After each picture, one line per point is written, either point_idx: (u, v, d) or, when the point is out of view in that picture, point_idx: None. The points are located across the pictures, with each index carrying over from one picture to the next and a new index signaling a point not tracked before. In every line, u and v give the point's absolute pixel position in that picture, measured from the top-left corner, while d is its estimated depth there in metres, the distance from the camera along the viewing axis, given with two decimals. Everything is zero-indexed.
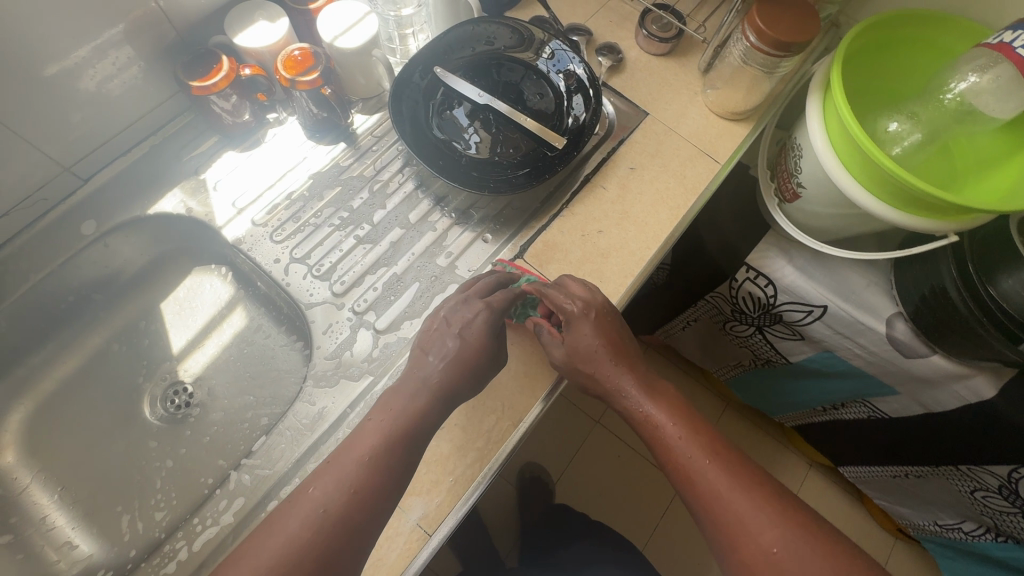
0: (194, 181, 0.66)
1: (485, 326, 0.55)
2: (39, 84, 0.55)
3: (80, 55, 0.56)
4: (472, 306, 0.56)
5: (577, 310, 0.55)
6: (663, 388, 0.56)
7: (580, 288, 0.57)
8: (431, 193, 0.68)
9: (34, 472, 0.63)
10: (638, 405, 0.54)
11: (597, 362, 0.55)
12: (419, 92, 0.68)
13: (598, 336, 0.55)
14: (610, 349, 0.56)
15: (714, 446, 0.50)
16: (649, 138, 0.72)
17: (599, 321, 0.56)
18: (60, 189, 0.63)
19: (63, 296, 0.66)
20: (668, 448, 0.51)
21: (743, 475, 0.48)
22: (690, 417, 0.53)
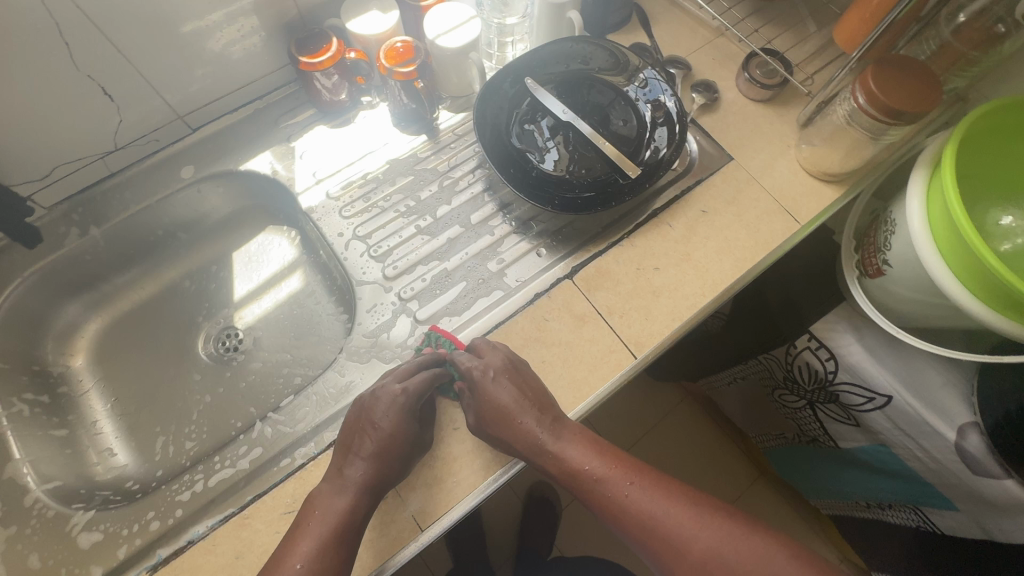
0: (284, 147, 0.71)
1: (398, 415, 0.51)
2: (174, 39, 0.61)
3: (213, 20, 0.62)
4: (387, 394, 0.53)
5: (478, 373, 0.54)
6: (572, 427, 0.54)
7: (488, 349, 0.56)
8: (496, 199, 0.69)
9: (96, 379, 0.70)
10: (556, 456, 0.51)
11: (509, 423, 0.51)
12: (505, 99, 0.69)
13: (505, 392, 0.52)
14: (517, 405, 0.52)
15: (636, 472, 0.51)
16: (729, 184, 0.69)
17: (502, 379, 0.53)
18: (170, 134, 0.69)
19: (154, 229, 0.72)
20: (598, 485, 0.50)
21: (673, 492, 0.49)
22: (607, 450, 0.52)
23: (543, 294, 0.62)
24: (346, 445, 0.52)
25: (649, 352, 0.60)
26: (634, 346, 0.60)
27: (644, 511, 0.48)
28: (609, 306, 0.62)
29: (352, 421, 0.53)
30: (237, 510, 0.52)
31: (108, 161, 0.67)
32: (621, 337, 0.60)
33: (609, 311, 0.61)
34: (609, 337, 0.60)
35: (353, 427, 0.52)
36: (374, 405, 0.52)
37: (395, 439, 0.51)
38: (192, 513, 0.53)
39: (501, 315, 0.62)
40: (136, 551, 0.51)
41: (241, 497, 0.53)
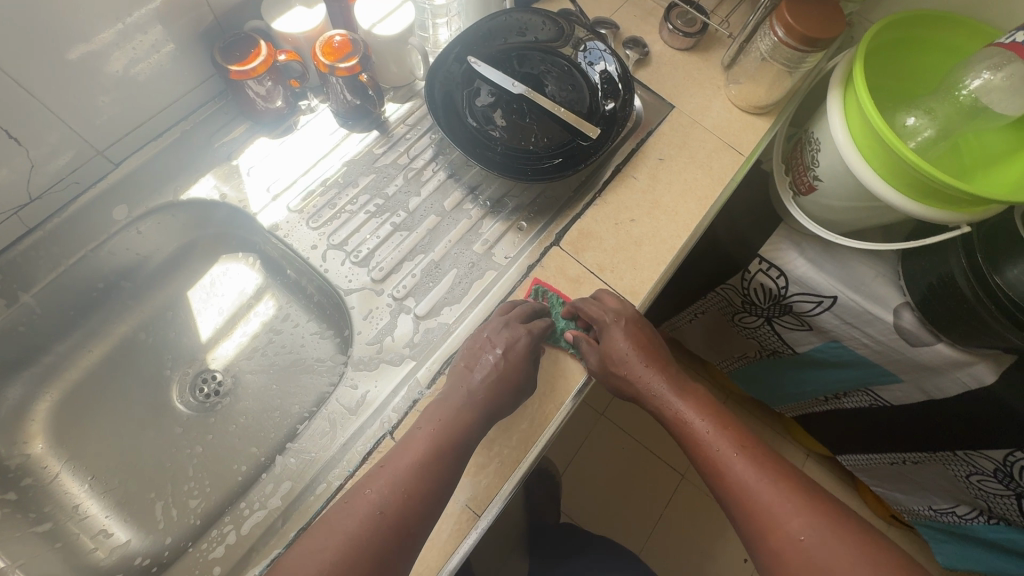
0: (227, 166, 0.66)
1: (499, 380, 0.54)
2: (79, 65, 0.54)
3: (118, 36, 0.55)
4: (515, 328, 0.57)
5: (610, 318, 0.57)
6: (690, 387, 0.60)
7: (610, 301, 0.59)
8: (463, 183, 0.69)
9: (64, 461, 0.62)
10: (669, 402, 0.59)
11: (631, 363, 0.59)
12: (453, 80, 0.69)
13: (630, 341, 0.58)
14: (641, 355, 0.60)
15: (748, 443, 0.54)
16: (676, 130, 0.74)
17: (629, 327, 0.58)
18: (92, 173, 0.62)
19: (93, 283, 0.65)
20: (701, 445, 0.55)
21: (772, 469, 0.52)
22: (721, 414, 0.57)
23: (536, 265, 0.63)
24: (467, 367, 0.56)
25: (645, 298, 0.63)
26: (630, 296, 0.63)
27: (735, 473, 0.52)
28: (600, 264, 0.64)
29: (471, 349, 0.57)
30: (283, 549, 0.49)
31: (24, 216, 0.58)
32: (616, 291, 0.63)
33: (600, 268, 0.64)
34: (606, 292, 0.63)
35: (474, 354, 0.57)
36: (496, 334, 0.57)
37: (514, 371, 0.54)
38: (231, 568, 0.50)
39: (501, 293, 0.62)
40: None
41: (283, 535, 0.50)
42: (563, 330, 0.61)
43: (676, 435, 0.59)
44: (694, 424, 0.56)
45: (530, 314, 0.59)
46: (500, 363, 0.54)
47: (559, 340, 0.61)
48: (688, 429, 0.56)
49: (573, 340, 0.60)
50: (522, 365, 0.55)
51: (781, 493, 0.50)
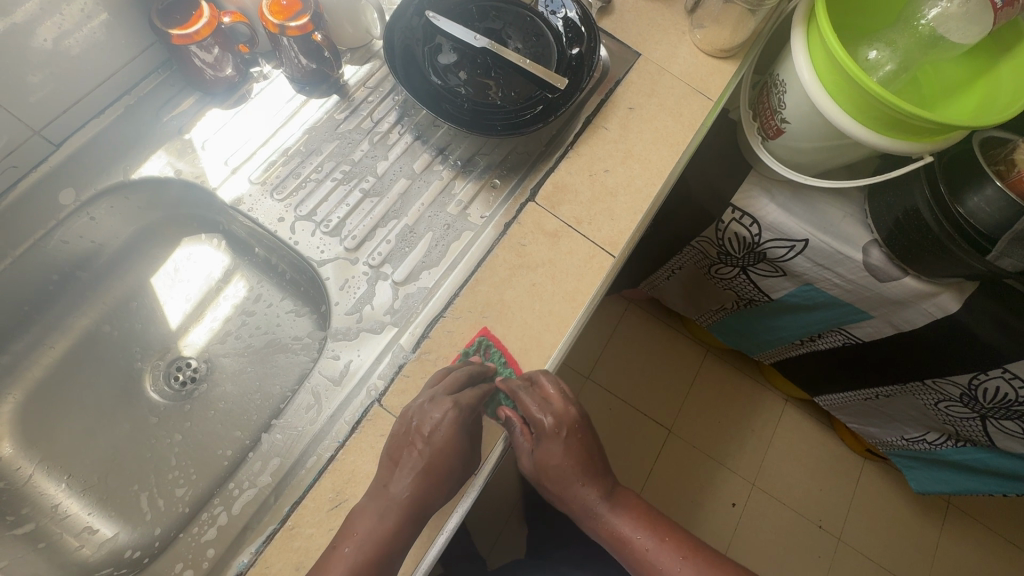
0: (180, 141, 0.63)
1: (453, 429, 0.53)
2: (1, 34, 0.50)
3: (43, 5, 0.51)
4: (441, 403, 0.52)
5: (551, 423, 0.58)
6: (621, 494, 0.64)
7: (557, 397, 0.58)
8: (431, 145, 0.67)
9: (36, 462, 0.59)
10: (607, 521, 0.63)
11: (567, 480, 0.62)
12: (414, 36, 0.66)
13: (566, 453, 0.61)
14: (580, 467, 0.62)
15: (683, 547, 0.61)
16: (644, 78, 0.73)
17: (568, 437, 0.61)
18: (30, 155, 0.57)
19: (47, 276, 0.62)
20: (631, 548, 0.61)
21: (705, 566, 0.60)
22: (652, 521, 0.63)
23: (513, 222, 0.62)
24: (393, 457, 0.51)
25: (624, 248, 0.62)
26: (609, 247, 0.62)
27: (661, 574, 0.60)
28: (577, 216, 0.63)
29: (398, 430, 0.52)
30: (280, 524, 0.48)
31: None
32: (595, 242, 0.62)
33: (578, 221, 0.63)
34: (585, 245, 0.62)
35: (400, 435, 0.52)
36: (421, 415, 0.52)
37: (442, 456, 0.53)
38: (227, 550, 0.49)
39: (479, 253, 0.61)
40: None
41: (277, 510, 0.49)
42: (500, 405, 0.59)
43: (613, 550, 0.63)
44: (630, 538, 0.62)
45: (464, 382, 0.54)
46: (453, 410, 0.52)
47: (491, 412, 0.59)
48: (622, 538, 0.62)
49: (505, 421, 0.59)
50: (448, 450, 0.54)
51: None
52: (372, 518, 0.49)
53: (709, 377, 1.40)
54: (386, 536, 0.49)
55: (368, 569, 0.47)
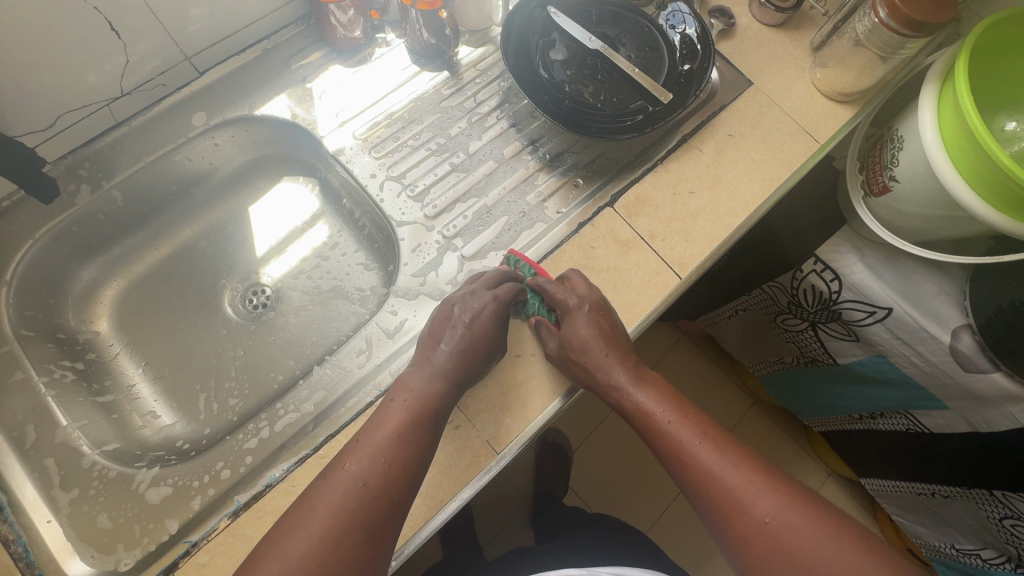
0: (302, 88, 0.68)
1: (490, 317, 0.55)
2: None
3: None
4: (480, 295, 0.56)
5: (574, 303, 0.56)
6: (648, 375, 0.58)
7: (581, 283, 0.57)
8: (524, 134, 0.69)
9: (123, 344, 0.67)
10: (627, 395, 0.56)
11: (593, 352, 0.55)
12: (532, 29, 0.68)
13: (590, 328, 0.55)
14: (602, 341, 0.56)
15: (707, 428, 0.53)
16: (751, 108, 0.71)
17: (592, 315, 0.56)
18: (178, 77, 0.65)
19: (168, 186, 0.69)
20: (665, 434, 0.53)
21: (733, 450, 0.51)
22: (679, 401, 0.55)
23: (587, 224, 0.63)
24: (434, 336, 0.56)
25: (692, 272, 0.62)
26: (677, 268, 0.62)
27: (696, 460, 0.51)
28: (651, 231, 0.63)
29: (438, 316, 0.57)
30: (312, 451, 0.52)
31: (114, 109, 0.62)
32: (665, 260, 0.62)
33: (651, 235, 0.63)
34: (654, 260, 0.62)
35: (442, 319, 0.57)
36: (462, 305, 0.56)
37: (483, 336, 0.54)
38: (262, 461, 0.53)
39: (549, 245, 0.62)
40: (211, 502, 0.51)
41: (313, 438, 0.53)
42: (531, 310, 0.60)
43: (641, 432, 0.56)
44: (662, 426, 0.54)
45: (498, 281, 0.59)
46: (492, 302, 0.56)
47: (525, 310, 0.60)
48: (659, 432, 0.54)
49: (535, 324, 0.59)
50: (485, 337, 0.54)
51: (751, 480, 0.49)
52: (345, 476, 0.46)
53: (750, 428, 1.34)
54: (433, 394, 0.51)
55: (418, 420, 0.49)
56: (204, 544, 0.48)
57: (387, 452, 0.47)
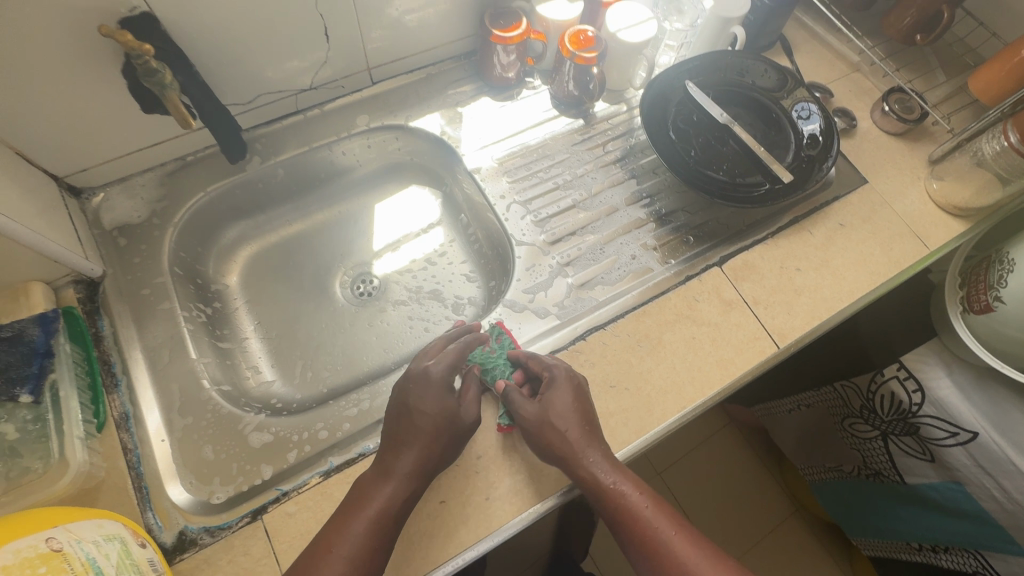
0: (453, 111, 0.76)
1: (438, 394, 0.53)
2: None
3: None
4: (433, 372, 0.54)
5: (561, 374, 0.55)
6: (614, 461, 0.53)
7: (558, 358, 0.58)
8: (643, 188, 0.74)
9: (245, 300, 0.73)
10: (604, 477, 0.50)
11: (573, 434, 0.51)
12: (670, 97, 0.75)
13: (576, 402, 0.53)
14: (584, 421, 0.52)
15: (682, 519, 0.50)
16: (863, 203, 0.74)
17: (577, 391, 0.54)
18: (355, 83, 0.74)
19: (318, 172, 0.77)
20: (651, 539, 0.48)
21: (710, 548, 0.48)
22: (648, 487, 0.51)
23: (695, 277, 0.66)
24: (393, 423, 0.52)
25: (792, 344, 0.63)
26: (776, 336, 0.63)
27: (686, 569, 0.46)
28: (755, 296, 0.66)
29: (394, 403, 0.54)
30: None
31: (299, 99, 0.71)
32: (765, 327, 0.64)
33: (754, 300, 0.65)
34: (754, 324, 0.64)
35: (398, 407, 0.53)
36: (417, 385, 0.53)
37: (439, 417, 0.51)
38: (358, 431, 0.57)
39: (654, 290, 0.65)
40: (307, 457, 0.55)
41: None
42: (497, 372, 0.59)
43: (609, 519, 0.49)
44: (647, 525, 0.48)
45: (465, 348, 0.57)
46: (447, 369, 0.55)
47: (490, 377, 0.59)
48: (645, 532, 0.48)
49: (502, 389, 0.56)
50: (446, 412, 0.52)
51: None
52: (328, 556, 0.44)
53: (789, 536, 1.26)
54: (391, 495, 0.48)
55: (385, 520, 0.47)
56: (294, 496, 0.51)
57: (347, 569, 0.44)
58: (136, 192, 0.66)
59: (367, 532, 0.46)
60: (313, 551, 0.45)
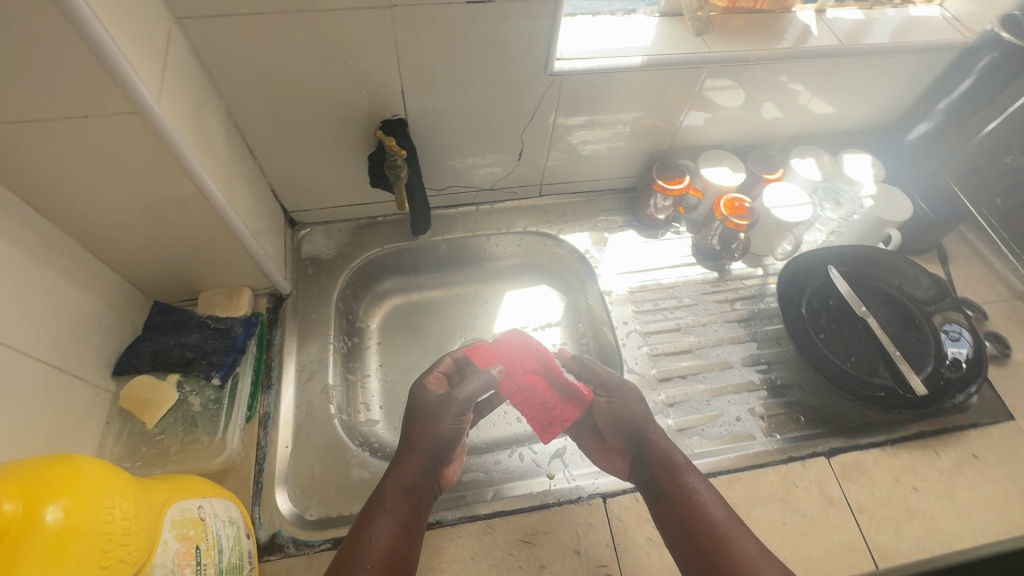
0: (601, 236, 0.85)
1: (438, 395, 0.60)
2: (569, 138, 0.76)
3: (591, 127, 0.74)
4: (434, 382, 0.62)
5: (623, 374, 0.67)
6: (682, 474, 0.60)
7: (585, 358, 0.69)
8: (762, 354, 0.75)
9: (376, 343, 0.81)
10: (679, 462, 0.57)
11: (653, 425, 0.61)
12: (809, 276, 0.77)
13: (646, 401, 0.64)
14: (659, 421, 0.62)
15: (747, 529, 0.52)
16: (1006, 440, 0.69)
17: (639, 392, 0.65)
18: (526, 192, 0.85)
19: (473, 253, 0.86)
20: (730, 543, 0.50)
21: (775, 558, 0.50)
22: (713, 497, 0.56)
23: (799, 460, 0.65)
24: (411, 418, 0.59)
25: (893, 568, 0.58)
26: (877, 554, 0.59)
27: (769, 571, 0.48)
28: (861, 502, 0.62)
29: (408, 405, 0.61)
30: (483, 516, 0.59)
31: (478, 196, 0.84)
32: (866, 539, 0.60)
33: (859, 506, 0.62)
34: (854, 531, 0.60)
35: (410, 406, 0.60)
36: (421, 389, 0.61)
37: (443, 413, 0.58)
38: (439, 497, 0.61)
39: (752, 460, 0.65)
40: None
41: (488, 506, 0.60)
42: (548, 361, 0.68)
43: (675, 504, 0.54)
44: (728, 537, 0.50)
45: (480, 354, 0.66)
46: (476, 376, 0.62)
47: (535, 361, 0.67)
48: (723, 539, 0.50)
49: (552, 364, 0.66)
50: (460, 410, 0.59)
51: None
52: (380, 511, 0.52)
53: None
54: (410, 469, 0.55)
55: (412, 488, 0.54)
56: None
57: (389, 520, 0.52)
58: (333, 235, 0.80)
59: (397, 498, 0.53)
60: (370, 509, 0.53)
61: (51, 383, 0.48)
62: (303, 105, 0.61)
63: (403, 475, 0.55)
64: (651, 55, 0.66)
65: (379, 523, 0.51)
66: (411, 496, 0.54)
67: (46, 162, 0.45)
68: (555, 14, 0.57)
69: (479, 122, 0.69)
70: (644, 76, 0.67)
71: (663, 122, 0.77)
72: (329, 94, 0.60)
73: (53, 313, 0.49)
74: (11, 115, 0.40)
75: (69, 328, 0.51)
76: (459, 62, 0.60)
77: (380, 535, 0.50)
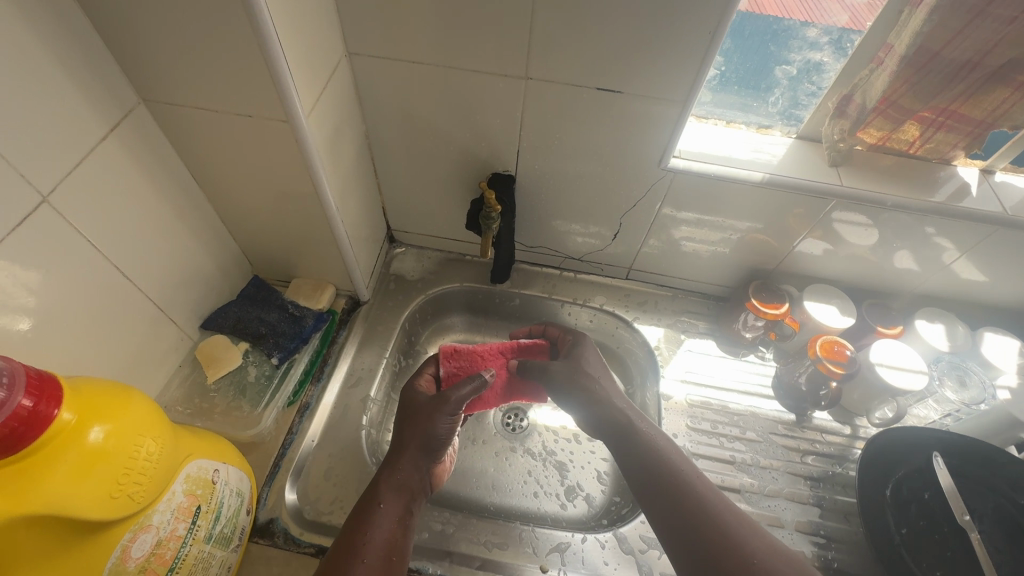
0: (676, 336, 0.81)
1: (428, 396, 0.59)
2: (667, 232, 0.75)
3: (693, 227, 0.73)
4: (422, 386, 0.62)
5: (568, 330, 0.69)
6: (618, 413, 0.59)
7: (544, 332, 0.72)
8: (823, 525, 0.65)
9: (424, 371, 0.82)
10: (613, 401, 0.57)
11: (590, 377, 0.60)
12: (905, 455, 0.66)
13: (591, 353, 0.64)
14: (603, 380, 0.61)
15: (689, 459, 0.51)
16: None
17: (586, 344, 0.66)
18: (612, 272, 0.85)
19: (542, 314, 0.86)
20: (677, 481, 0.48)
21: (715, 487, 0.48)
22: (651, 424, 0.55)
23: None
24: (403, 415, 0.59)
25: None
26: None
27: (729, 516, 0.45)
28: None
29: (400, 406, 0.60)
30: None
31: (565, 262, 0.85)
32: None
33: None
34: None
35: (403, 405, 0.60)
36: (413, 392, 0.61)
37: (439, 412, 0.57)
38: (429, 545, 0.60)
39: None
40: None
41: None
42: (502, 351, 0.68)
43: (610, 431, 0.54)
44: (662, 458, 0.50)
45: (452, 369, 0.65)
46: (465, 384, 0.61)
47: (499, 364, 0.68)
48: (663, 465, 0.49)
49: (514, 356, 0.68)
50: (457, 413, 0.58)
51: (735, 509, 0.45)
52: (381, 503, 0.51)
53: None
54: (406, 464, 0.54)
55: (407, 483, 0.54)
56: None
57: (388, 511, 0.51)
58: (421, 260, 0.85)
59: (392, 491, 0.52)
60: (365, 499, 0.52)
61: (146, 319, 0.56)
62: (426, 144, 0.67)
63: (400, 472, 0.54)
64: (772, 174, 0.63)
65: (378, 516, 0.50)
66: (408, 494, 0.53)
67: (211, 144, 0.54)
68: (680, 119, 0.58)
69: (582, 196, 0.71)
70: (760, 192, 0.65)
71: (774, 240, 0.72)
72: (450, 139, 0.66)
73: (171, 263, 0.58)
74: (198, 105, 0.50)
75: (180, 278, 0.60)
76: (576, 138, 0.63)
77: (378, 529, 0.49)
